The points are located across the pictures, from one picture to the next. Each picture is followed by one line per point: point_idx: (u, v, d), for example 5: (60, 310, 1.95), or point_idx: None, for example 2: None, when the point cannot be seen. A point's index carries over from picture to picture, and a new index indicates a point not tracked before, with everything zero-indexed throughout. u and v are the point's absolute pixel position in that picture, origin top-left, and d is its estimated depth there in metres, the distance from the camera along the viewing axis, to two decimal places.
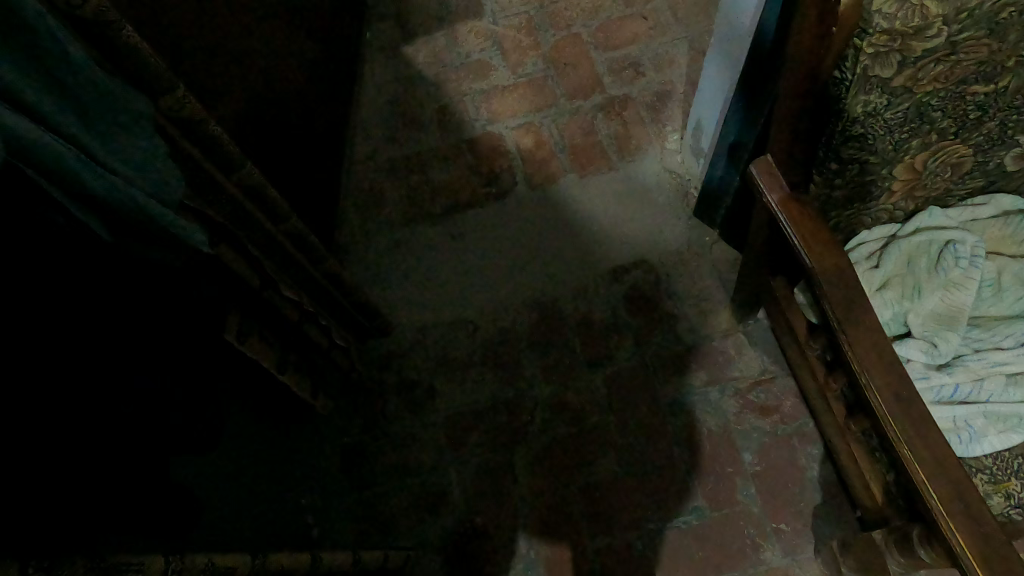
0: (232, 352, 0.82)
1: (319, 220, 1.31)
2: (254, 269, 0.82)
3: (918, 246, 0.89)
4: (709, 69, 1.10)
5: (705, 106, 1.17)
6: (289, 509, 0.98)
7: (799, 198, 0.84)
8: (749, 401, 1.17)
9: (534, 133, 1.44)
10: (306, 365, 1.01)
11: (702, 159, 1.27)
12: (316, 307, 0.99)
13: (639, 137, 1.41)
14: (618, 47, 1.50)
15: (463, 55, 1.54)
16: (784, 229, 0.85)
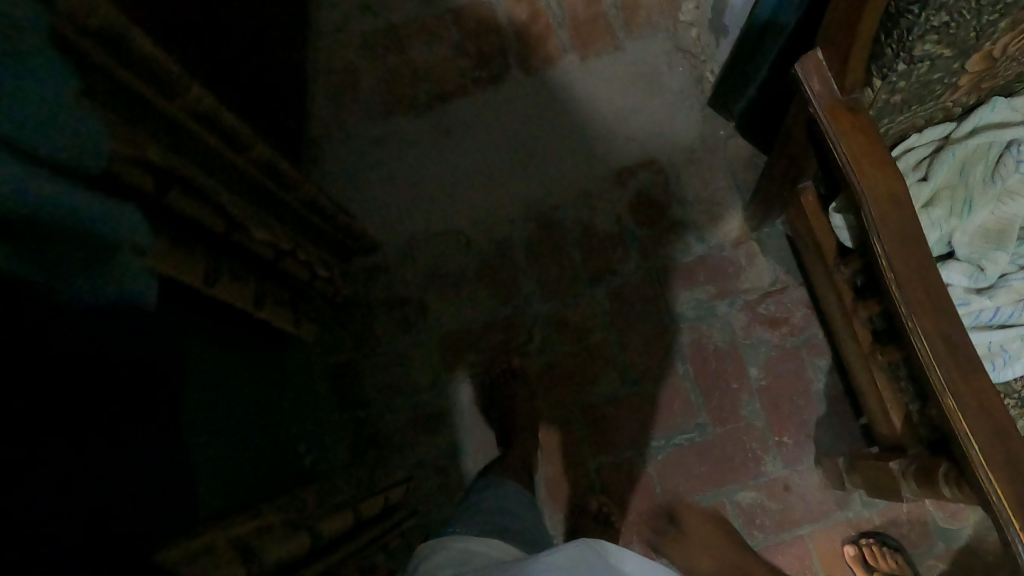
0: (196, 296, 0.72)
1: (275, 134, 1.09)
2: (208, 201, 0.68)
3: (974, 150, 0.75)
4: None
5: None
6: (282, 446, 0.94)
7: (853, 106, 0.71)
8: (758, 314, 1.11)
9: (529, 1, 1.19)
10: (284, 294, 0.91)
11: (725, 39, 1.09)
12: (289, 233, 0.87)
13: (649, 6, 1.18)
14: None
15: None
16: (831, 144, 0.72)
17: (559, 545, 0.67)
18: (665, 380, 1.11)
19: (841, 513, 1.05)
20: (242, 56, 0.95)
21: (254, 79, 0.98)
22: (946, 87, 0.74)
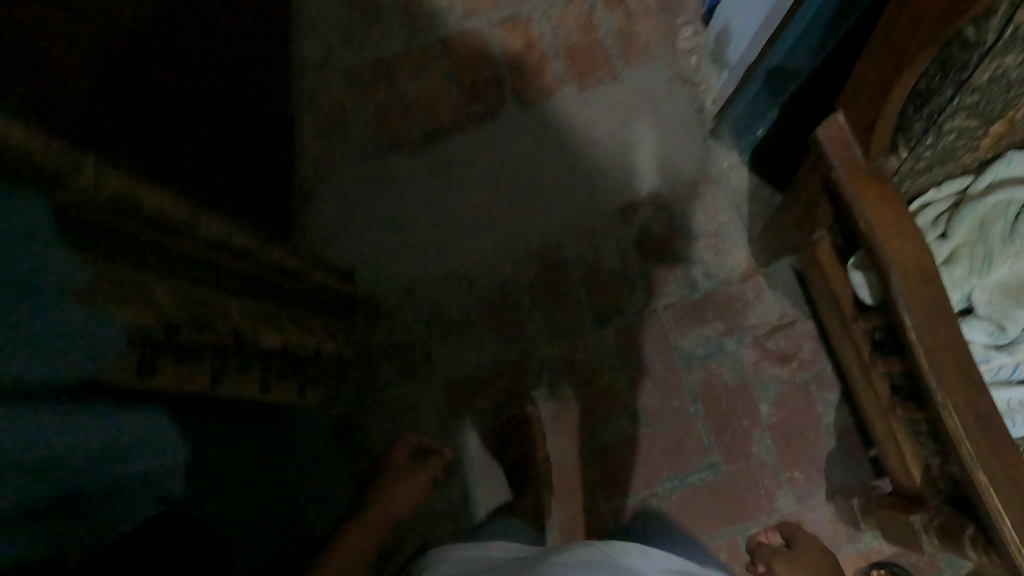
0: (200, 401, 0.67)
1: (264, 208, 1.01)
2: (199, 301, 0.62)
3: (992, 209, 0.72)
4: None
5: (748, 10, 0.94)
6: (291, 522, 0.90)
7: (876, 174, 0.69)
8: (767, 349, 1.11)
9: (522, 31, 1.13)
10: (290, 366, 0.87)
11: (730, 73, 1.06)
12: (285, 310, 0.81)
13: (646, 34, 1.13)
14: None
15: None
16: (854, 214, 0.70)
17: None
18: (676, 420, 1.10)
19: (853, 545, 1.06)
20: (210, 144, 0.87)
21: (228, 165, 0.90)
22: (972, 147, 0.69)
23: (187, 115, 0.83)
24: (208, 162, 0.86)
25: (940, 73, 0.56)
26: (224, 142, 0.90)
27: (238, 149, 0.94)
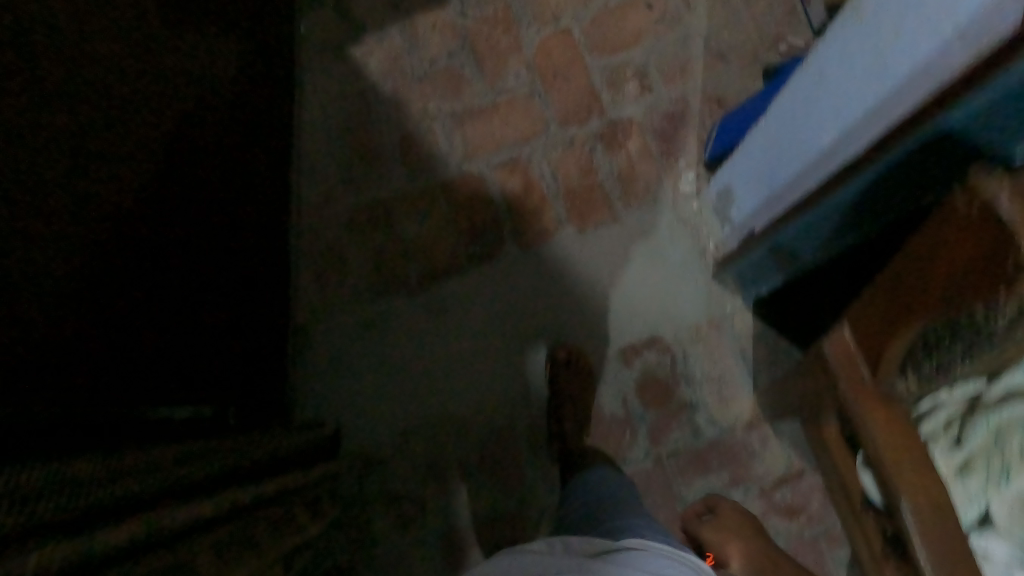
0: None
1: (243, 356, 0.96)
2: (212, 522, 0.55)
3: (1005, 420, 0.67)
4: (756, 149, 0.83)
5: (740, 181, 0.91)
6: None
7: (889, 400, 0.65)
8: (774, 501, 1.06)
9: (522, 173, 1.14)
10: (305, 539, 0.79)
11: (727, 227, 1.01)
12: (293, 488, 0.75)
13: (646, 176, 1.13)
14: (615, 50, 1.15)
15: (426, 60, 1.17)
16: (865, 435, 0.66)
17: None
18: None
19: None
20: (202, 338, 0.85)
21: (216, 355, 0.89)
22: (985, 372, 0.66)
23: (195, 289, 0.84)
24: (194, 370, 0.84)
25: (945, 332, 0.52)
26: (219, 325, 0.89)
27: (229, 330, 0.92)
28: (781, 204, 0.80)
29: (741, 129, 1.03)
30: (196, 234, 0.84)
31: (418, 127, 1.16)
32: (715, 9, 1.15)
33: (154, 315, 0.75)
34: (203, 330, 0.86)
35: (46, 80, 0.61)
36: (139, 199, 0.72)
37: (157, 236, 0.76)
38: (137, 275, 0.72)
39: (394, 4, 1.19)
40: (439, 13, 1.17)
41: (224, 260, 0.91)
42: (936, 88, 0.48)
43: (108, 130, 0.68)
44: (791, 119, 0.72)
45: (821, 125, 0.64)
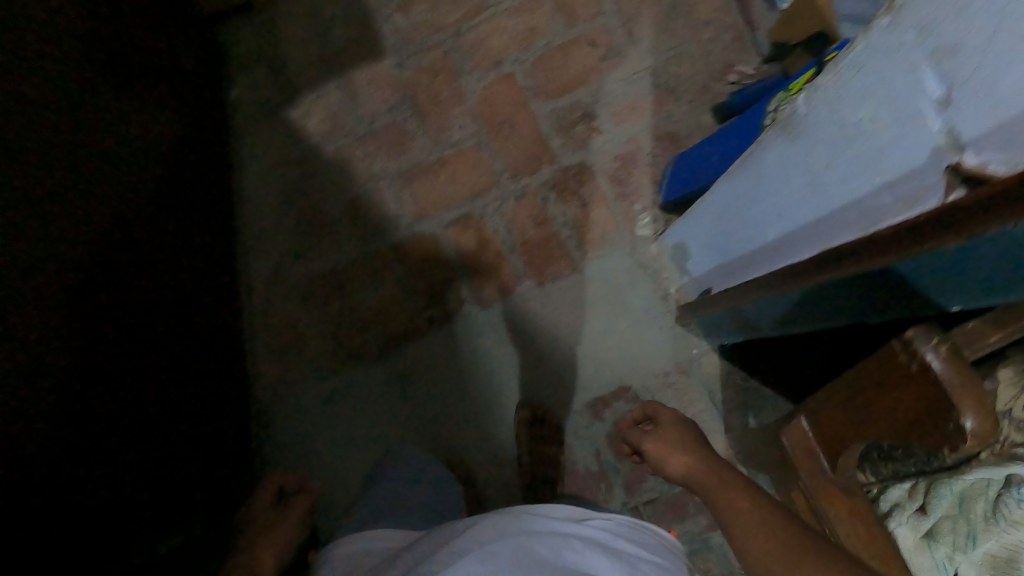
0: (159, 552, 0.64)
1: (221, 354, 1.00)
2: None
3: (972, 481, 0.55)
4: (705, 221, 0.79)
5: (695, 244, 0.88)
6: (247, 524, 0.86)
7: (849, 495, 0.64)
8: None
9: (475, 230, 1.11)
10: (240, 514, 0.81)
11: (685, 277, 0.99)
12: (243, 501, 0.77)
13: (602, 223, 1.10)
14: (561, 92, 1.11)
15: (367, 117, 1.12)
16: (829, 530, 0.65)
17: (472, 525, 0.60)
18: None
19: None
20: (182, 439, 0.85)
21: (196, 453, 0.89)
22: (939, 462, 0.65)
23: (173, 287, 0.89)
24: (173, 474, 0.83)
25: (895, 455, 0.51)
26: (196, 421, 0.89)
27: (205, 425, 0.92)
28: (738, 280, 0.77)
29: (691, 172, 1.00)
30: (170, 336, 0.85)
31: (364, 188, 1.12)
32: (660, 41, 1.11)
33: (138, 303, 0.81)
34: (182, 430, 0.86)
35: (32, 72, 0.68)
36: (120, 248, 0.77)
37: (127, 350, 0.76)
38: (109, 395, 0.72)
39: (327, 60, 1.13)
40: (376, 66, 1.13)
41: (195, 352, 0.91)
42: (869, 232, 0.45)
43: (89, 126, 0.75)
44: (735, 208, 0.68)
45: (770, 224, 0.61)
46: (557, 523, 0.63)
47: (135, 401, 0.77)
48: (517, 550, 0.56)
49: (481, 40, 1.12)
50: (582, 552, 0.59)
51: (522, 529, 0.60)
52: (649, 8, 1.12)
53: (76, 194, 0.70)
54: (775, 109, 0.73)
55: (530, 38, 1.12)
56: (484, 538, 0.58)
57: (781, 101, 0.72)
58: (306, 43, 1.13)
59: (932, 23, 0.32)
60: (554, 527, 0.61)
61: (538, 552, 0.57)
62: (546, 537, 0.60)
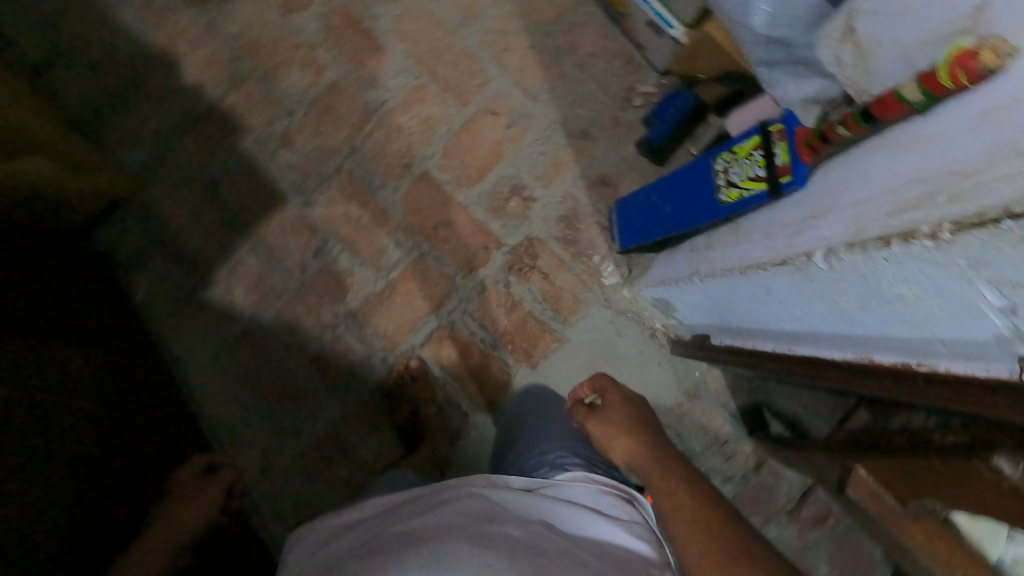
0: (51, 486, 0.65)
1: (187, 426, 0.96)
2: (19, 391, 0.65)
3: None
4: (691, 292, 0.79)
5: (678, 301, 0.87)
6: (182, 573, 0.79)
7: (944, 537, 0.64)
8: (803, 519, 1.11)
9: (453, 340, 1.05)
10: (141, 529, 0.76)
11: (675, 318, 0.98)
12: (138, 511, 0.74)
13: (569, 287, 1.08)
14: (481, 174, 1.06)
15: (296, 269, 1.03)
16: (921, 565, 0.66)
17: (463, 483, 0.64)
18: None
19: None
20: (124, 474, 0.78)
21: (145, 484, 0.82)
22: None
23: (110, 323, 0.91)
24: (125, 510, 0.77)
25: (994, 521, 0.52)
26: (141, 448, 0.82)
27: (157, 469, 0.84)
28: (740, 341, 0.77)
29: (638, 216, 0.98)
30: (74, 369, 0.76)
31: (321, 341, 1.03)
32: (558, 90, 1.09)
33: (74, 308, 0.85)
34: (130, 486, 0.78)
35: None
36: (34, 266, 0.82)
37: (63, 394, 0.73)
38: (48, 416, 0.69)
39: (226, 223, 1.04)
40: (282, 213, 1.04)
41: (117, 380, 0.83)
42: (918, 366, 0.45)
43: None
44: (731, 296, 0.68)
45: (780, 317, 0.61)
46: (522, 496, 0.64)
47: (87, 445, 0.72)
48: (478, 525, 0.57)
49: (381, 147, 1.05)
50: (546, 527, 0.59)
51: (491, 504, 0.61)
52: (533, 59, 1.08)
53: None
54: (725, 171, 0.74)
55: (428, 130, 1.06)
56: (450, 510, 0.59)
57: (727, 163, 0.74)
58: (197, 214, 1.04)
59: (991, 259, 0.31)
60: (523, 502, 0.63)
61: (504, 525, 0.57)
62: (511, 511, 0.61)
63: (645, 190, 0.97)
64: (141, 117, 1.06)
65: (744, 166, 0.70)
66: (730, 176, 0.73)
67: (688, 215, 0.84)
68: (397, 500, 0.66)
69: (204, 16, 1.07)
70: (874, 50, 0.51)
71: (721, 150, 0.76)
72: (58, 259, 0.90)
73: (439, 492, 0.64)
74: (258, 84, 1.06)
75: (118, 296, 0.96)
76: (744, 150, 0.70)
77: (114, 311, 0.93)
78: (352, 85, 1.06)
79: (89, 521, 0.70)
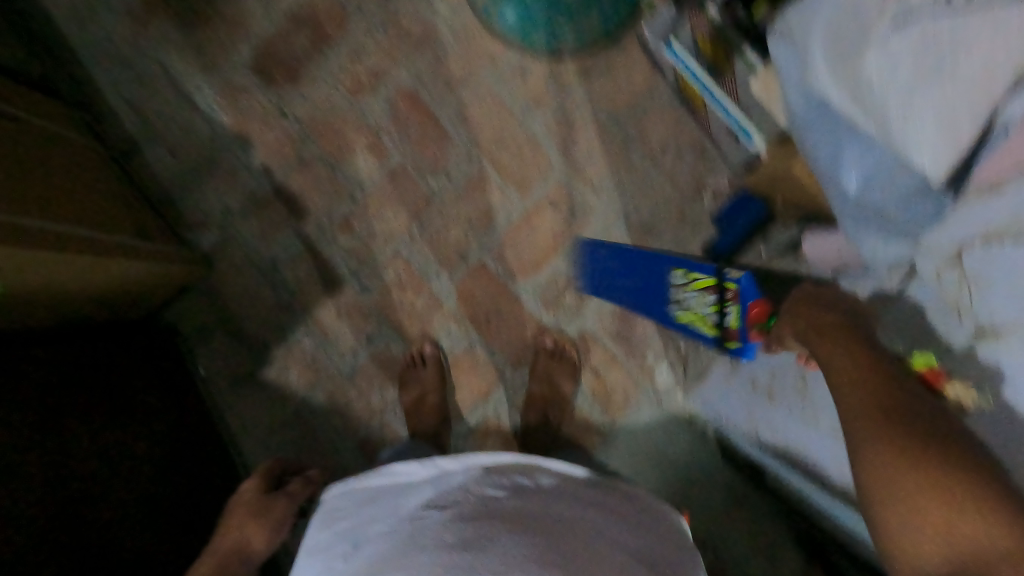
0: (88, 531, 0.73)
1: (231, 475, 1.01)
2: (62, 450, 0.75)
3: None
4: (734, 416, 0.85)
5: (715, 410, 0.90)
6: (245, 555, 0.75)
7: None
8: None
9: (497, 433, 1.05)
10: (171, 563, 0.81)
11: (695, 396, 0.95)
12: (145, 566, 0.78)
13: (621, 386, 1.04)
14: (537, 267, 1.04)
15: (348, 355, 1.06)
16: None
17: (482, 466, 0.60)
18: None
19: None
20: (172, 513, 0.85)
21: (160, 506, 0.84)
22: None
23: (169, 377, 1.00)
24: (141, 534, 0.79)
25: None
26: (139, 482, 0.82)
27: (203, 506, 0.91)
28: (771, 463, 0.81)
29: (600, 282, 1.02)
30: (51, 435, 0.74)
31: (370, 427, 1.05)
32: (622, 181, 1.02)
33: (135, 365, 0.95)
34: (177, 525, 0.85)
35: (73, 149, 0.91)
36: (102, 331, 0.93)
37: (119, 452, 0.82)
38: (99, 469, 0.78)
39: (284, 305, 1.07)
40: (337, 298, 1.06)
41: (95, 424, 0.81)
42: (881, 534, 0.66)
43: (111, 195, 0.93)
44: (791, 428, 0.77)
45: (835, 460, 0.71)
46: (547, 483, 0.59)
47: (133, 491, 0.81)
48: (500, 511, 0.54)
49: (440, 235, 1.05)
50: (585, 516, 0.56)
51: (520, 488, 0.58)
52: (600, 150, 1.03)
53: (115, 218, 0.90)
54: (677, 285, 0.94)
55: (487, 219, 1.05)
56: (473, 491, 0.56)
57: (681, 289, 0.93)
58: (259, 294, 1.07)
59: None
60: (549, 485, 0.59)
61: (531, 512, 0.54)
62: (538, 496, 0.57)
63: (601, 247, 1.01)
64: (206, 198, 1.09)
65: (706, 300, 0.90)
66: (683, 302, 0.93)
67: (642, 307, 0.98)
68: (422, 472, 0.62)
69: (275, 94, 1.07)
70: (985, 287, 0.49)
71: (675, 267, 0.94)
72: (129, 332, 0.99)
73: (473, 473, 0.59)
74: (323, 166, 1.07)
75: (184, 372, 1.05)
76: (696, 287, 0.91)
77: (173, 372, 1.02)
78: (415, 170, 1.05)
79: (126, 560, 0.76)
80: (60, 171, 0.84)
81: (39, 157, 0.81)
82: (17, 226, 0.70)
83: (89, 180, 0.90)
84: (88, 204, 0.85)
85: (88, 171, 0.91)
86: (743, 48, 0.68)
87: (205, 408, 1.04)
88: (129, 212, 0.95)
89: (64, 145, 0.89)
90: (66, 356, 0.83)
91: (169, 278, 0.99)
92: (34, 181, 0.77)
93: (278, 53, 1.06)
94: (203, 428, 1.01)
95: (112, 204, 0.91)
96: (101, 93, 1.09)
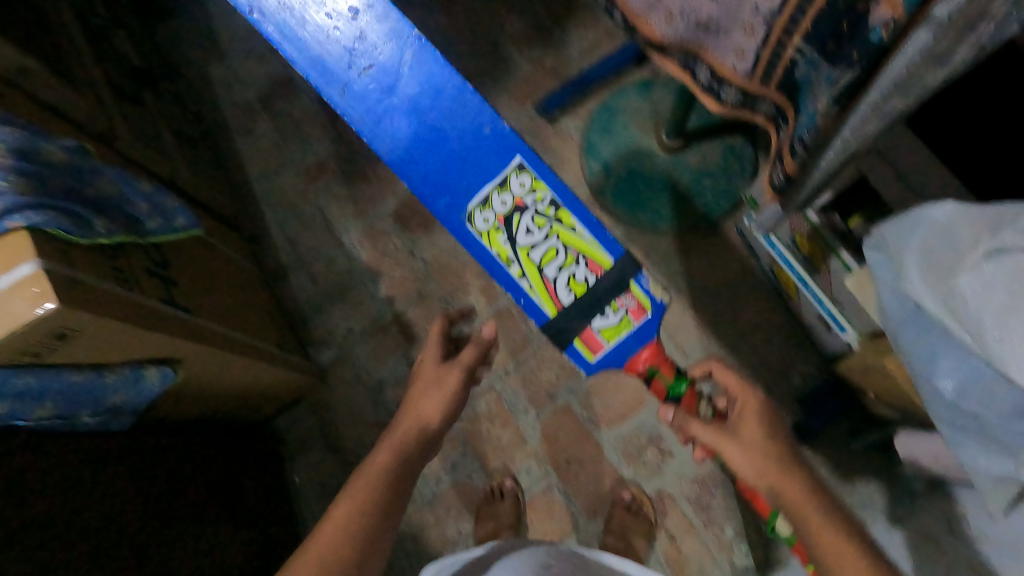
0: None
1: None
2: (173, 539, 0.79)
3: None
4: None
5: None
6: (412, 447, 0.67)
7: None
8: None
9: None
10: None
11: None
12: None
13: (697, 557, 1.02)
14: (622, 418, 1.09)
15: (431, 479, 1.11)
16: None
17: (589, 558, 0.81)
18: None
19: None
20: None
21: None
22: None
23: (263, 482, 1.06)
24: None
25: None
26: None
27: None
28: None
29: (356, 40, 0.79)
30: (166, 525, 0.79)
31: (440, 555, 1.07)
32: (711, 347, 1.08)
33: (240, 467, 1.01)
34: None
35: (235, 266, 1.08)
36: (215, 430, 1.00)
37: (219, 548, 0.85)
38: (204, 561, 0.81)
39: (381, 421, 1.15)
40: None
41: (213, 514, 0.89)
42: None
43: (259, 307, 1.07)
44: None
45: None
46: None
47: None
48: None
49: (533, 376, 1.13)
50: None
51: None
52: (692, 319, 1.10)
53: (260, 329, 1.02)
54: None
55: (579, 367, 1.12)
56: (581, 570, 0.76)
57: (500, 192, 0.80)
58: (360, 408, 1.17)
59: None
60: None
61: None
62: None
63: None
64: (332, 317, 1.23)
65: (574, 271, 0.79)
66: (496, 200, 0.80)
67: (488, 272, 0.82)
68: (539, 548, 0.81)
69: (409, 239, 1.24)
70: None
71: (514, 170, 0.80)
72: (236, 435, 1.07)
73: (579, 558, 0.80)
74: (438, 302, 1.20)
75: (274, 479, 1.10)
76: (563, 240, 0.79)
77: (266, 477, 1.07)
78: (518, 313, 1.16)
79: None
80: (225, 284, 0.98)
81: (212, 274, 0.95)
82: (203, 327, 0.82)
83: (244, 294, 1.04)
84: (244, 314, 0.98)
85: (243, 285, 1.06)
86: (839, 249, 0.76)
87: (289, 517, 1.08)
88: (271, 326, 1.08)
89: (229, 264, 1.06)
90: (188, 450, 0.91)
91: (283, 389, 1.08)
92: (207, 291, 0.91)
93: (417, 207, 1.25)
94: (285, 537, 1.04)
95: (259, 316, 1.05)
96: (266, 221, 1.31)
